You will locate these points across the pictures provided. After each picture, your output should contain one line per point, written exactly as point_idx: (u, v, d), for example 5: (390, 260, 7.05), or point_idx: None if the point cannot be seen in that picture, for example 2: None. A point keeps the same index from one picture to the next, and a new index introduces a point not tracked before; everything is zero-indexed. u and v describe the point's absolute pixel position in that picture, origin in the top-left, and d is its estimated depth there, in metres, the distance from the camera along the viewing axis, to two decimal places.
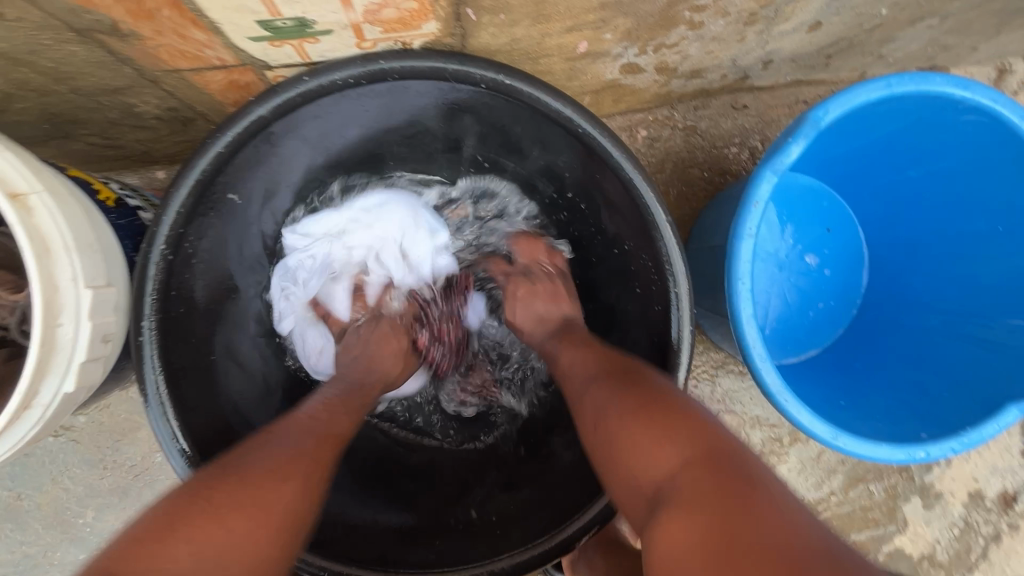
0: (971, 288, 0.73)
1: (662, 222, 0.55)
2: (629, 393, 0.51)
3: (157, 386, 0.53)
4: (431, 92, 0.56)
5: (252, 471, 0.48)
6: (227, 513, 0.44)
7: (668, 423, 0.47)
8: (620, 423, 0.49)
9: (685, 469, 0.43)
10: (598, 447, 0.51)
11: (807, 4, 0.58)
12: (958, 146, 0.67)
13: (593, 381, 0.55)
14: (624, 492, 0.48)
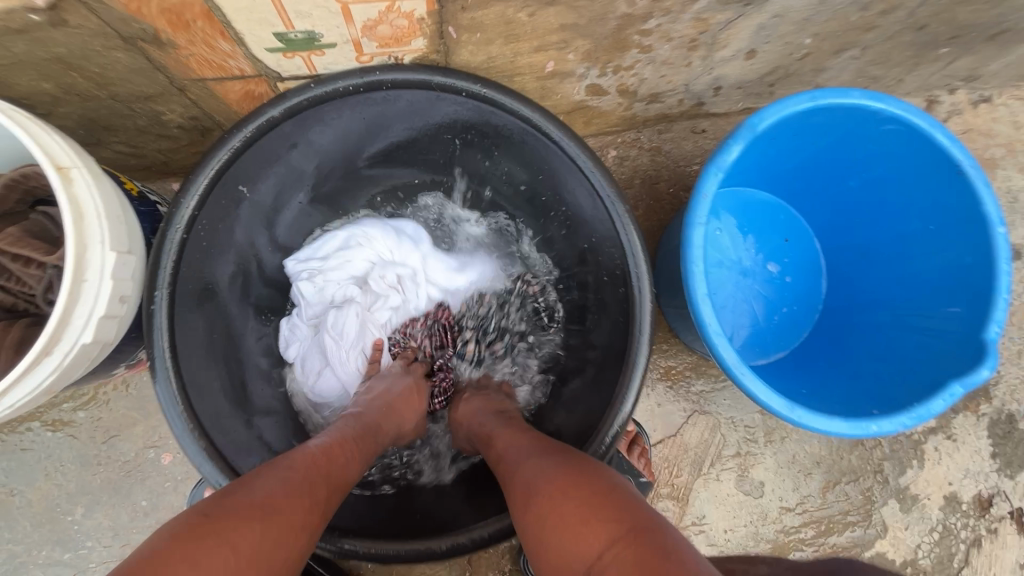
0: (914, 283, 0.80)
1: (621, 212, 0.63)
2: (556, 477, 0.52)
3: (164, 351, 0.59)
4: (421, 102, 0.65)
5: (260, 499, 0.45)
6: (237, 530, 0.42)
7: (594, 505, 0.48)
8: (550, 507, 0.49)
9: (613, 547, 0.44)
10: (529, 534, 0.50)
11: (740, 33, 0.69)
12: (886, 154, 0.76)
13: (524, 463, 0.56)
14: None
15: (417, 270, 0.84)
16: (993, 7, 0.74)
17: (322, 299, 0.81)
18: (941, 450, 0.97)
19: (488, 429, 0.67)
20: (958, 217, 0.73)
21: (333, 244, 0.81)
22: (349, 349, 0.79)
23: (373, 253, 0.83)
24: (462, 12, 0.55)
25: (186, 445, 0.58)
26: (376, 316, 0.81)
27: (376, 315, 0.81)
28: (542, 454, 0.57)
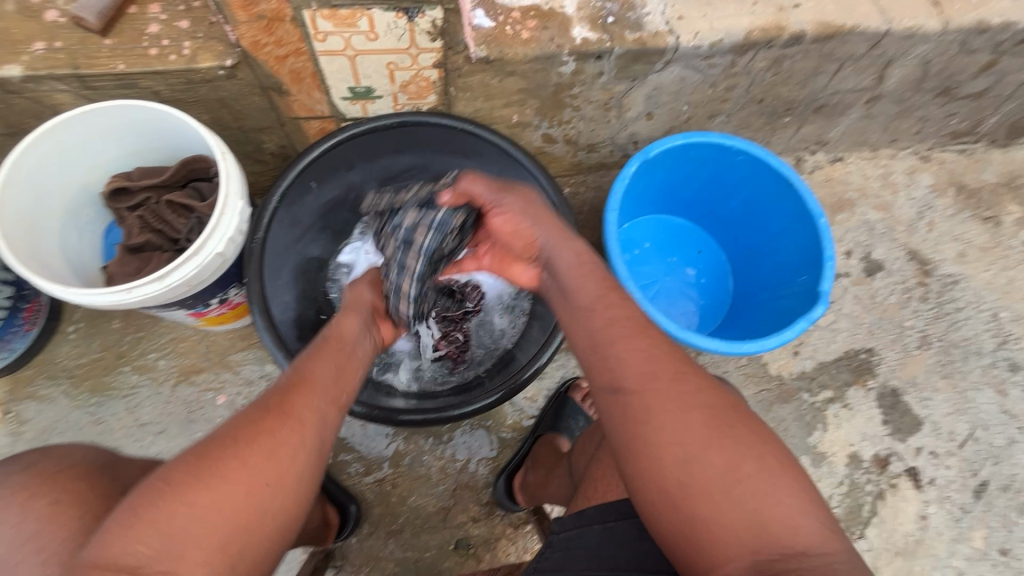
0: (780, 267, 1.11)
1: (563, 208, 0.99)
2: (759, 449, 0.57)
3: (254, 275, 0.87)
4: (433, 136, 1.02)
5: (231, 442, 0.54)
6: (205, 483, 0.51)
7: (796, 495, 0.55)
8: (754, 479, 0.55)
9: (822, 552, 0.53)
10: (714, 488, 0.55)
11: (636, 100, 1.08)
12: (746, 177, 1.11)
13: (707, 412, 0.59)
14: (732, 538, 0.53)
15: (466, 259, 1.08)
16: (803, 88, 1.14)
17: None
18: (840, 416, 1.20)
19: (629, 333, 0.65)
20: (798, 214, 1.06)
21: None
22: None
23: None
24: (458, 78, 0.94)
25: (261, 331, 0.85)
26: None
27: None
28: (724, 408, 0.60)
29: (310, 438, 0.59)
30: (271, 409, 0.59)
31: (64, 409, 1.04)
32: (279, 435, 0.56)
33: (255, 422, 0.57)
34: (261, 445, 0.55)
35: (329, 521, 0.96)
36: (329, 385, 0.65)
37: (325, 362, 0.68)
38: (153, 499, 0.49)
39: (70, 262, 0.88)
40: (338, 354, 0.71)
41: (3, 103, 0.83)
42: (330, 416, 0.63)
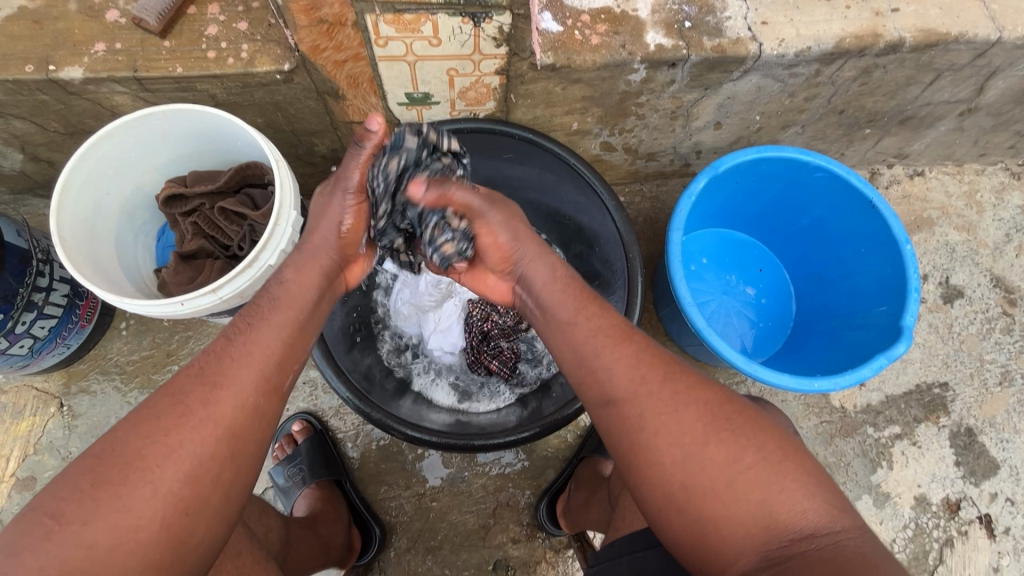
0: (855, 293, 1.03)
1: (624, 225, 0.94)
2: (759, 437, 0.56)
3: None
4: (491, 142, 0.97)
5: (154, 431, 0.52)
6: (140, 475, 0.50)
7: (798, 478, 0.54)
8: (757, 470, 0.54)
9: (829, 531, 0.52)
10: (720, 486, 0.54)
11: (705, 109, 1.01)
12: (821, 195, 1.03)
13: (705, 411, 0.57)
14: (742, 535, 0.53)
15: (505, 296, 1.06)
16: (891, 99, 1.04)
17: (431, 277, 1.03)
18: (907, 454, 1.12)
19: (646, 376, 0.60)
20: (881, 240, 0.97)
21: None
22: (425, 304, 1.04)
23: None
24: (520, 85, 0.89)
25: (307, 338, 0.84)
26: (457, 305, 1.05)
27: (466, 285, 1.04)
28: (723, 405, 0.58)
29: (227, 437, 0.54)
30: (178, 410, 0.53)
31: (115, 404, 1.06)
32: (184, 443, 0.52)
33: (159, 430, 0.52)
34: (168, 455, 0.51)
35: (351, 545, 0.96)
36: (260, 369, 0.57)
37: (264, 334, 0.59)
38: (48, 522, 0.48)
39: (127, 266, 0.87)
40: (277, 324, 0.60)
41: (64, 103, 0.83)
42: (255, 407, 0.56)
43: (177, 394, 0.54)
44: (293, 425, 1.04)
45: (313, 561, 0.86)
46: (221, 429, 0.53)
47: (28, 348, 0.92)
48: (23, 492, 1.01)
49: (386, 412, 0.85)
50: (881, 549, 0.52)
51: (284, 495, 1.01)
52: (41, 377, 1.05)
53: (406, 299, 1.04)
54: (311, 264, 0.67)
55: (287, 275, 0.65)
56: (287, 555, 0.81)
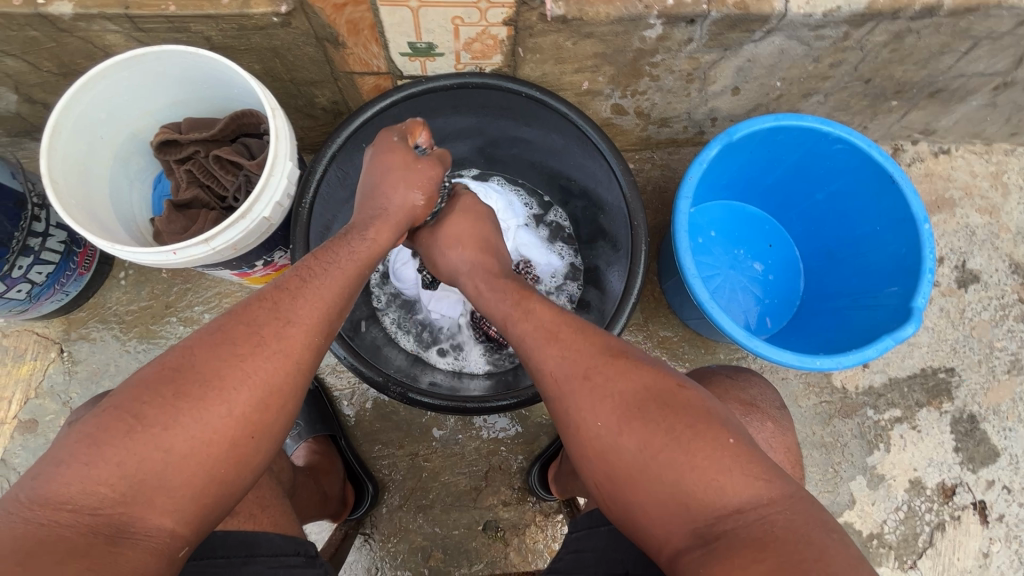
0: (866, 272, 1.00)
1: (631, 191, 0.89)
2: (671, 418, 0.53)
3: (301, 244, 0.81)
4: (497, 99, 0.93)
5: (230, 356, 0.54)
6: (214, 395, 0.52)
7: (716, 457, 0.51)
8: (670, 452, 0.52)
9: (756, 506, 0.50)
10: (637, 473, 0.52)
11: (724, 72, 0.96)
12: (840, 169, 0.98)
13: (619, 401, 0.55)
14: (665, 519, 0.51)
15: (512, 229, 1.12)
16: (922, 68, 0.98)
17: None
18: (906, 437, 1.11)
19: (605, 353, 0.59)
20: (897, 217, 0.93)
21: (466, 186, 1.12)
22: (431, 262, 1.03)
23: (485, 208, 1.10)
24: (529, 38, 0.84)
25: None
26: None
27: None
28: (635, 390, 0.55)
29: (295, 370, 0.57)
30: (253, 339, 0.55)
31: (114, 352, 1.06)
32: (257, 373, 0.54)
33: (238, 355, 0.54)
34: (243, 380, 0.54)
35: (346, 500, 0.97)
36: (323, 318, 0.60)
37: (332, 282, 0.63)
38: (130, 422, 0.50)
39: (121, 214, 0.86)
40: (346, 274, 0.65)
41: (55, 41, 0.80)
42: (317, 345, 0.59)
43: (253, 323, 0.56)
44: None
45: (312, 509, 0.87)
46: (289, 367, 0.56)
47: (25, 293, 0.92)
48: (26, 434, 1.02)
49: (379, 372, 0.83)
50: (814, 518, 0.49)
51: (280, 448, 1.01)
52: (42, 323, 1.05)
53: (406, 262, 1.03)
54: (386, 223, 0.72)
55: (368, 232, 0.70)
56: (293, 494, 0.83)
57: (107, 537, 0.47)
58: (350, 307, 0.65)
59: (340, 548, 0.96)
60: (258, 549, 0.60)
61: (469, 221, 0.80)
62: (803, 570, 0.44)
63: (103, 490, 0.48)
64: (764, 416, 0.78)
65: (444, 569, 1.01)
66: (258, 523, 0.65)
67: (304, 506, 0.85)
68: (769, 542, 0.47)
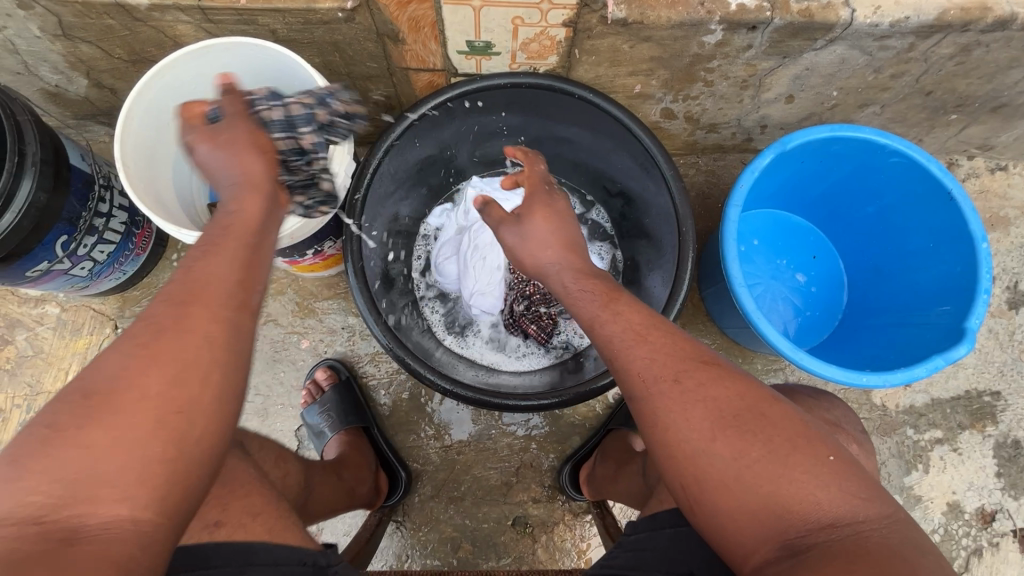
0: (915, 289, 0.98)
1: (680, 196, 0.88)
2: (768, 430, 0.53)
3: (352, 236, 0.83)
4: (548, 100, 0.93)
5: (132, 344, 0.48)
6: (123, 386, 0.46)
7: (809, 471, 0.52)
8: (765, 463, 0.52)
9: (851, 522, 0.50)
10: (730, 480, 0.52)
11: (780, 79, 0.94)
12: (897, 182, 0.96)
13: (713, 408, 0.55)
14: (757, 527, 0.51)
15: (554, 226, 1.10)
16: (986, 82, 0.96)
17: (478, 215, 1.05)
18: (946, 459, 1.09)
19: (673, 367, 0.58)
20: (953, 234, 0.91)
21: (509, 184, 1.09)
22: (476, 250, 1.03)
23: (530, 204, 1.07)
24: (587, 39, 0.84)
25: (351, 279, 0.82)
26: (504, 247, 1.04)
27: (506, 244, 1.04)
28: (730, 399, 0.55)
29: (208, 343, 0.50)
30: (156, 326, 0.49)
31: None
32: (162, 355, 0.48)
33: (144, 345, 0.48)
34: (153, 367, 0.47)
35: (379, 488, 0.99)
36: (226, 281, 0.53)
37: (224, 258, 0.55)
38: (42, 431, 0.44)
39: (185, 197, 0.89)
40: (233, 247, 0.56)
41: (129, 29, 0.83)
42: (231, 315, 0.52)
43: (151, 316, 0.50)
44: (317, 372, 1.05)
45: (337, 504, 0.87)
46: (206, 344, 0.50)
47: (88, 270, 0.96)
48: None
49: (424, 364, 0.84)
50: (903, 539, 0.49)
51: (312, 437, 1.03)
52: (98, 299, 1.09)
53: (451, 255, 1.06)
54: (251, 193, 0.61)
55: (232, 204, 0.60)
56: (307, 500, 0.80)
57: (59, 542, 0.42)
58: (257, 277, 0.57)
59: (376, 534, 0.97)
60: (255, 559, 0.57)
61: (550, 225, 0.75)
62: None
63: (37, 500, 0.43)
64: (853, 435, 0.76)
65: (472, 561, 1.02)
66: (248, 533, 0.59)
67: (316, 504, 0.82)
68: (867, 558, 0.47)
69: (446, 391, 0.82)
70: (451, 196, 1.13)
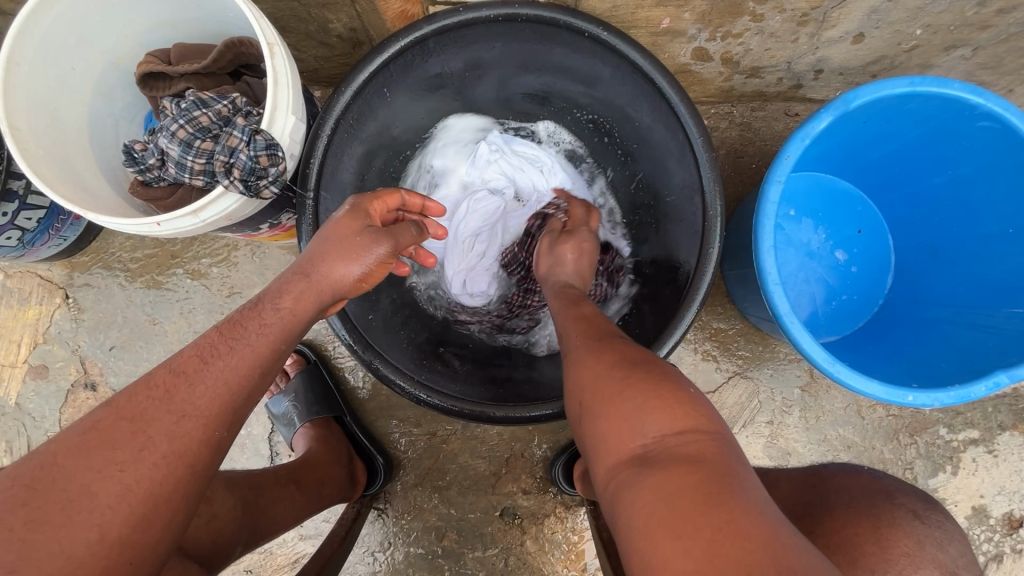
0: (979, 283, 0.82)
1: (707, 167, 0.68)
2: (647, 367, 0.49)
3: (307, 220, 0.69)
4: (549, 38, 0.73)
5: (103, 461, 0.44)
6: (84, 509, 0.43)
7: (669, 396, 0.45)
8: (628, 382, 0.48)
9: (692, 437, 0.42)
10: (600, 398, 0.48)
11: (851, 13, 0.73)
12: (977, 151, 0.77)
13: (604, 350, 0.54)
14: (612, 442, 0.46)
15: None
16: None
17: (485, 177, 0.92)
18: (978, 462, 0.98)
19: (592, 333, 0.58)
20: None
21: (529, 150, 0.92)
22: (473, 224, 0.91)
23: (543, 183, 0.92)
24: None
25: None
26: (503, 227, 0.92)
27: (507, 226, 0.92)
28: (616, 349, 0.53)
29: (183, 468, 0.47)
30: (136, 437, 0.45)
31: (120, 301, 1.00)
32: (132, 486, 0.44)
33: (116, 463, 0.44)
34: (121, 494, 0.44)
35: (357, 479, 0.91)
36: (229, 396, 0.50)
37: (229, 366, 0.50)
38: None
39: (114, 158, 0.74)
40: (242, 355, 0.51)
41: None
42: (220, 439, 0.49)
43: (140, 419, 0.46)
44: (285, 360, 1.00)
45: (296, 518, 0.78)
46: (179, 464, 0.46)
47: (17, 240, 0.83)
48: (38, 380, 0.99)
49: (390, 364, 0.71)
50: (738, 460, 0.42)
51: (282, 425, 0.95)
52: (44, 265, 0.98)
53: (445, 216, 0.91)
54: (310, 287, 0.56)
55: (283, 300, 0.55)
56: (258, 518, 0.71)
57: None
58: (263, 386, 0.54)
59: (354, 527, 0.91)
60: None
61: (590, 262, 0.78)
62: (728, 490, 0.38)
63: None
64: None
65: (458, 550, 0.97)
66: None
67: (283, 520, 0.76)
68: (703, 466, 0.40)
69: (419, 399, 0.70)
70: (456, 142, 0.91)
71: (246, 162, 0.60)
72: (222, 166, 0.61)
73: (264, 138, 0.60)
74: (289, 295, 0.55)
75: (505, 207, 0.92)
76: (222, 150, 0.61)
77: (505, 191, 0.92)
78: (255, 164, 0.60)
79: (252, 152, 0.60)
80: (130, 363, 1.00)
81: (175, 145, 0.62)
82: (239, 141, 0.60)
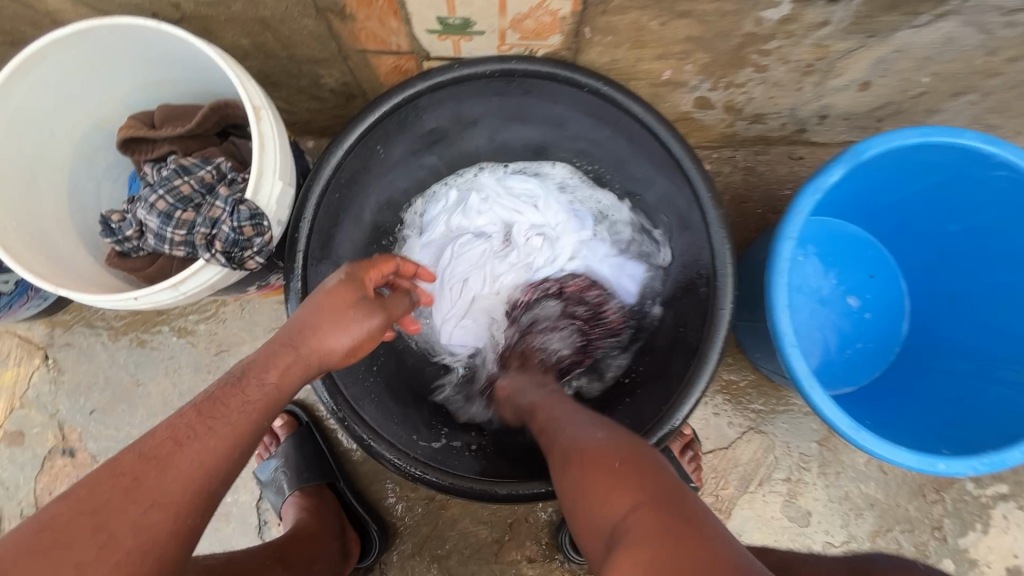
0: (1004, 336, 0.78)
1: (715, 222, 0.65)
2: (603, 448, 0.52)
3: (296, 283, 0.65)
4: (546, 92, 0.70)
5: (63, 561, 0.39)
6: None
7: (615, 473, 0.48)
8: (584, 470, 0.51)
9: (641, 509, 0.45)
10: (569, 492, 0.52)
11: (857, 62, 0.71)
12: (994, 199, 0.74)
13: (567, 435, 0.57)
14: (590, 534, 0.48)
15: (559, 255, 0.88)
16: None
17: (476, 218, 0.88)
18: (1011, 518, 0.92)
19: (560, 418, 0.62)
20: None
21: (525, 186, 0.87)
22: (461, 266, 0.87)
23: (538, 220, 0.87)
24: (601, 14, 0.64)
25: None
26: (494, 269, 0.88)
27: (495, 268, 0.88)
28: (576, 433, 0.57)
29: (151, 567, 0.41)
30: (96, 536, 0.40)
31: (102, 361, 0.95)
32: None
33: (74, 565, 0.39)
34: None
35: (350, 551, 0.85)
36: (205, 481, 0.44)
37: (205, 449, 0.45)
38: None
39: (93, 221, 0.70)
40: (224, 435, 0.46)
41: None
42: (192, 530, 0.43)
43: (102, 511, 0.41)
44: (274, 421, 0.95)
45: None
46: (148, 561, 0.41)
47: None
48: (13, 447, 0.94)
49: (384, 440, 0.67)
50: (695, 520, 0.43)
51: (270, 492, 0.89)
52: (24, 325, 0.94)
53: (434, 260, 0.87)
54: (297, 360, 0.51)
55: (269, 374, 0.50)
56: None
57: None
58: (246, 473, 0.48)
59: None
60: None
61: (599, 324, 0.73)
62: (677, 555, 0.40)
63: None
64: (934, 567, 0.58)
65: None
66: None
67: None
68: (653, 537, 0.42)
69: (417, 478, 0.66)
70: (453, 180, 0.87)
71: (227, 232, 0.57)
72: (203, 238, 0.58)
73: (247, 207, 0.57)
74: (275, 369, 0.50)
75: (492, 249, 0.88)
76: (203, 220, 0.59)
77: (496, 231, 0.89)
78: (237, 235, 0.57)
79: (234, 222, 0.57)
80: (111, 427, 0.94)
81: (153, 216, 0.60)
82: (222, 211, 0.58)
